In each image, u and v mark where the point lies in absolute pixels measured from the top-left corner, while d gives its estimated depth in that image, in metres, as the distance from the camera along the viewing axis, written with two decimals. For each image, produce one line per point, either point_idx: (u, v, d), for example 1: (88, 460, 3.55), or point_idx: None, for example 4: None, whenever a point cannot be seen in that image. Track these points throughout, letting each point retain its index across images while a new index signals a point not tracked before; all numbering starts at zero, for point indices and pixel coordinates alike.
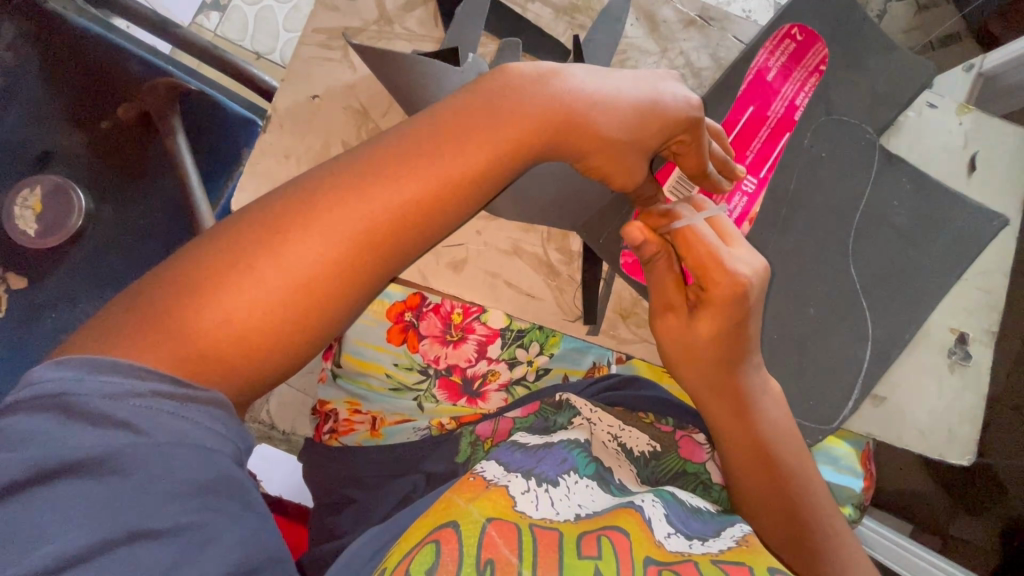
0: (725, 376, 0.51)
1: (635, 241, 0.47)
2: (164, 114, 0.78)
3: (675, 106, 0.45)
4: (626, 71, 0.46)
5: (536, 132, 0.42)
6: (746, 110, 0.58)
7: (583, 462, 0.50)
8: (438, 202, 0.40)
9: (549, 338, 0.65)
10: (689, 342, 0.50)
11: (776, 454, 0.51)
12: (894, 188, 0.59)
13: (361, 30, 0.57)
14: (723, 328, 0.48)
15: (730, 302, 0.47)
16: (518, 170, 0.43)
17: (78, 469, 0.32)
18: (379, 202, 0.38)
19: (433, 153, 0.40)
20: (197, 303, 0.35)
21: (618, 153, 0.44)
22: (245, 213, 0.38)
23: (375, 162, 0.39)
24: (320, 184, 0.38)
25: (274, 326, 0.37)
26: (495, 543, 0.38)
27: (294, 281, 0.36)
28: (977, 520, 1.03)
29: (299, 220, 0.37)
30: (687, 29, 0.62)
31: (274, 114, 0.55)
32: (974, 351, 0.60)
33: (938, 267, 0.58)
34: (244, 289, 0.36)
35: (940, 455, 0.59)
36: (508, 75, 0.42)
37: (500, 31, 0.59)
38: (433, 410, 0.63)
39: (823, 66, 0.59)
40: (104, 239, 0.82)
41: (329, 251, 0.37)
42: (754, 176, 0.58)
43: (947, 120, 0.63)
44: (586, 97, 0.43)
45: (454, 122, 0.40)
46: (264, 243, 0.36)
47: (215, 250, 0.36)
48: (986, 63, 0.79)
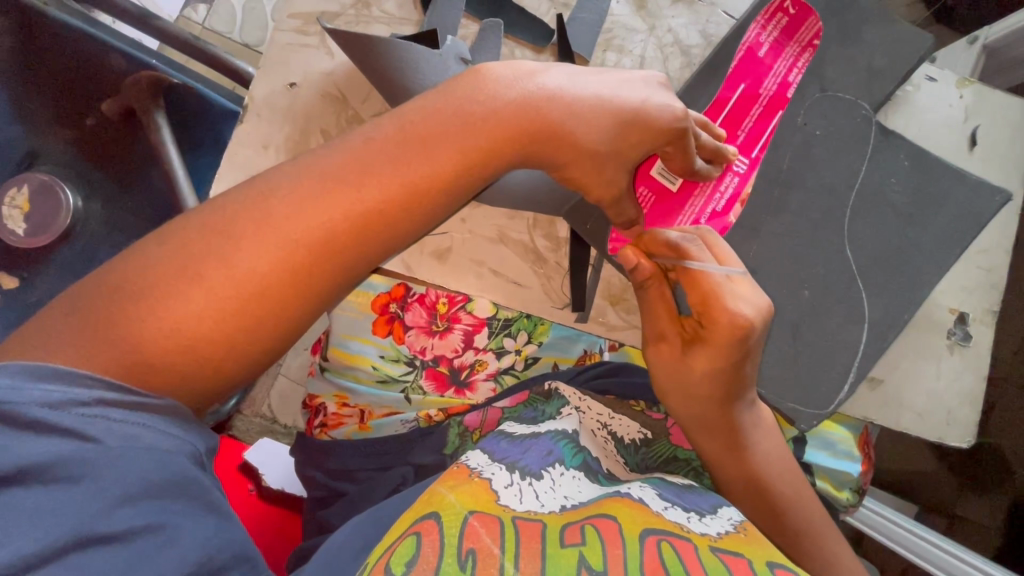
0: (712, 412, 0.50)
1: (628, 263, 0.49)
2: (146, 108, 0.76)
3: (660, 116, 0.44)
4: (611, 74, 0.46)
5: (505, 138, 0.41)
6: (737, 88, 0.56)
7: (570, 453, 0.49)
8: (399, 210, 0.39)
9: (538, 327, 0.64)
10: (683, 377, 0.50)
11: (768, 484, 0.52)
12: (891, 164, 0.57)
13: (338, 15, 0.56)
14: (720, 367, 0.47)
15: (727, 342, 0.46)
16: (488, 175, 0.42)
17: (30, 476, 0.32)
18: (337, 211, 0.37)
19: (397, 156, 0.39)
20: (143, 311, 0.34)
21: (593, 162, 0.44)
22: (194, 216, 0.37)
23: (336, 171, 0.38)
24: (278, 187, 0.37)
25: (228, 338, 0.36)
26: (478, 532, 0.37)
27: (240, 290, 0.36)
28: (984, 501, 1.02)
29: (253, 228, 0.36)
30: (675, 5, 0.60)
31: (250, 103, 0.53)
32: (973, 331, 0.58)
33: (938, 244, 0.56)
34: (192, 297, 0.35)
35: (938, 437, 0.57)
36: (482, 77, 0.42)
37: (482, 13, 0.57)
38: (420, 401, 0.62)
39: (817, 40, 0.57)
40: (91, 235, 0.81)
41: (280, 259, 0.36)
42: (745, 157, 0.56)
43: (947, 95, 0.61)
44: (564, 107, 0.43)
45: (420, 127, 0.40)
46: (216, 246, 0.36)
47: (167, 252, 0.36)
48: (990, 34, 0.78)
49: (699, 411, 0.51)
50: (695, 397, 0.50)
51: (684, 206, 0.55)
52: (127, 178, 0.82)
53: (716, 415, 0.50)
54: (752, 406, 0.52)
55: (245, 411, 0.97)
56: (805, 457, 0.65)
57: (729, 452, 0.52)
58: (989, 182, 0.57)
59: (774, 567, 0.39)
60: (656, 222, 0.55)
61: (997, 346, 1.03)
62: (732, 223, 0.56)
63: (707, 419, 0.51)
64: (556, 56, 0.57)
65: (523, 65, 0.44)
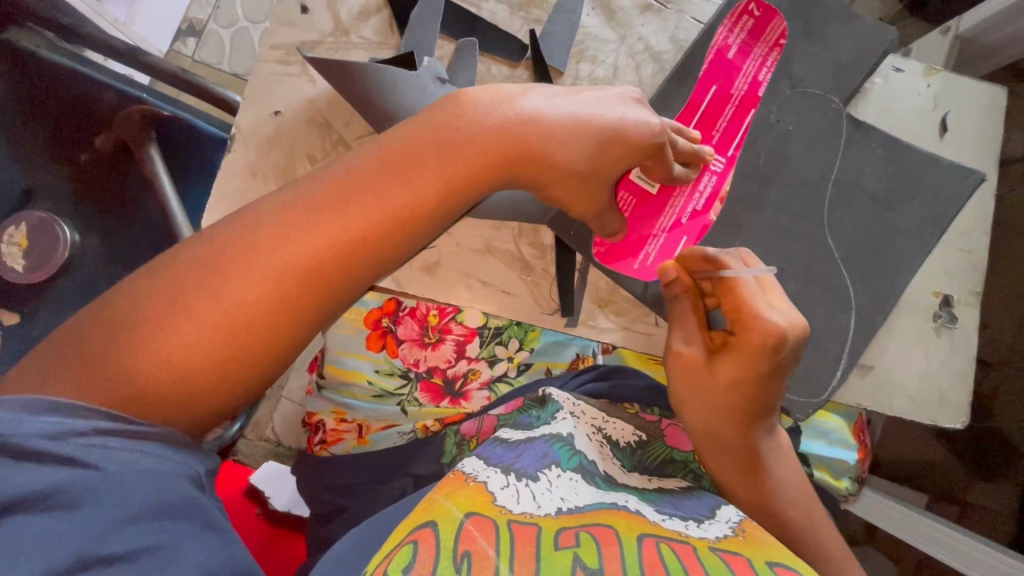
0: (736, 425, 0.52)
1: (666, 276, 0.51)
2: (139, 142, 0.78)
3: (637, 132, 0.46)
4: (585, 93, 0.47)
5: (489, 163, 0.43)
6: (710, 89, 0.58)
7: (565, 456, 0.50)
8: (384, 236, 0.40)
9: (528, 333, 0.65)
10: (707, 385, 0.52)
11: (783, 505, 0.53)
12: (865, 154, 0.58)
13: (317, 43, 0.57)
14: (747, 376, 0.50)
15: (758, 352, 0.48)
16: (472, 196, 0.43)
17: (34, 502, 0.34)
18: (323, 239, 0.38)
19: (380, 182, 0.40)
20: (133, 344, 0.36)
21: (574, 181, 0.46)
22: (181, 249, 0.38)
23: (321, 198, 0.39)
24: (264, 217, 0.39)
25: (221, 366, 0.37)
26: (473, 536, 0.38)
27: (231, 319, 0.37)
28: (994, 485, 1.02)
29: (239, 258, 0.37)
30: (644, 14, 0.62)
31: (237, 132, 0.55)
32: (959, 313, 0.59)
33: (915, 229, 0.57)
34: (182, 328, 0.36)
35: (933, 421, 0.58)
36: (460, 103, 0.43)
37: (458, 32, 0.59)
38: (417, 413, 0.63)
39: (784, 39, 0.59)
40: (90, 269, 0.83)
41: (269, 288, 0.37)
42: (721, 156, 0.58)
43: (914, 83, 0.63)
44: (544, 129, 0.44)
45: (401, 155, 0.41)
46: (204, 278, 0.37)
47: (155, 285, 0.37)
48: (963, 24, 0.80)
49: (725, 425, 0.52)
50: (718, 406, 0.51)
51: (665, 206, 0.57)
52: (121, 210, 0.83)
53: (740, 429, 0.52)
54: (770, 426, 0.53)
55: (249, 435, 0.98)
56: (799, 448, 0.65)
57: (752, 471, 0.53)
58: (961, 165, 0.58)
59: (774, 565, 0.40)
60: (639, 224, 0.56)
61: (996, 328, 1.05)
62: (713, 220, 0.56)
63: (733, 434, 0.52)
64: (532, 69, 0.59)
65: (502, 89, 0.45)
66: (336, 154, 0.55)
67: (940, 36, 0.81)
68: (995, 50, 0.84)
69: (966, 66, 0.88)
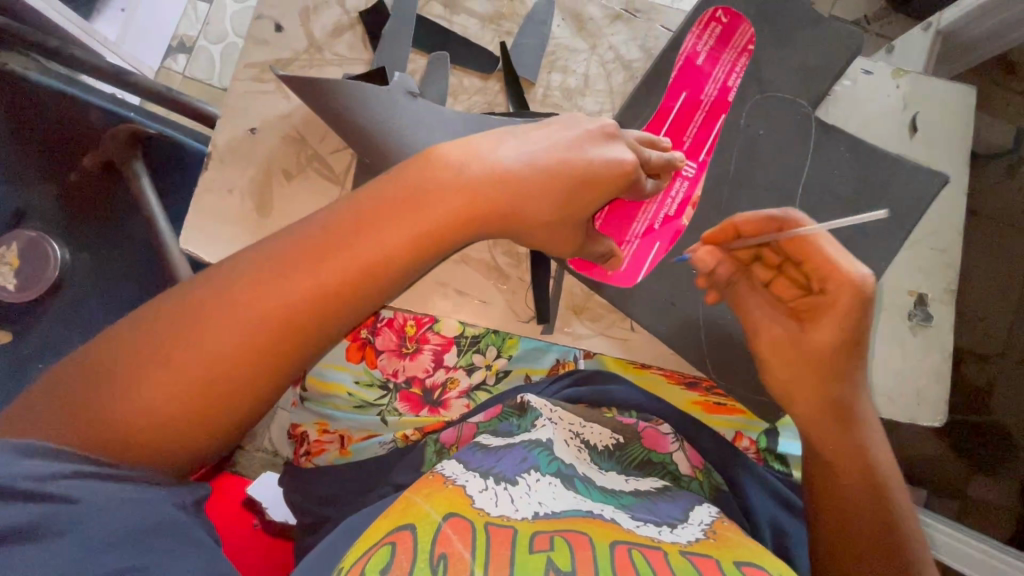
0: (828, 388, 0.49)
1: (704, 258, 0.52)
2: (125, 160, 0.80)
3: (609, 174, 0.47)
4: (559, 136, 0.48)
5: (464, 214, 0.43)
6: (679, 97, 0.59)
7: (545, 461, 0.50)
8: (358, 290, 0.41)
9: (506, 341, 0.67)
10: (803, 353, 0.50)
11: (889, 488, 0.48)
12: (833, 157, 0.59)
13: (291, 61, 0.58)
14: (841, 337, 0.49)
15: (856, 303, 0.47)
16: (447, 247, 0.44)
17: (12, 538, 0.34)
18: (300, 293, 0.39)
19: (353, 238, 0.41)
20: (117, 394, 0.37)
21: (548, 227, 0.47)
22: (164, 300, 0.40)
23: (298, 252, 0.40)
24: (243, 272, 0.40)
25: (201, 415, 0.38)
26: (450, 538, 0.39)
27: (207, 373, 0.38)
28: (995, 480, 1.02)
29: (217, 313, 0.38)
30: (614, 24, 0.62)
31: (214, 151, 0.56)
32: (934, 311, 0.60)
33: (887, 229, 0.58)
34: (162, 379, 0.37)
35: (911, 419, 0.59)
36: (436, 158, 0.44)
37: (429, 45, 0.60)
38: (397, 422, 0.63)
39: (752, 45, 0.60)
40: (80, 287, 0.84)
41: (247, 342, 0.38)
42: (693, 161, 0.59)
43: (884, 85, 0.64)
44: (518, 180, 0.45)
45: (375, 210, 0.42)
46: (185, 330, 0.38)
47: (137, 336, 0.38)
48: (944, 20, 0.80)
49: (817, 387, 0.50)
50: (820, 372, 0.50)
51: (638, 212, 0.58)
52: (109, 228, 0.85)
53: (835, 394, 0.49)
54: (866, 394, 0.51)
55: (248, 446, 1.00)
56: (778, 448, 0.66)
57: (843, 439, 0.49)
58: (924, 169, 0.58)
59: (742, 566, 0.41)
60: (611, 231, 0.58)
61: (990, 322, 1.05)
62: (685, 225, 0.58)
63: (833, 396, 0.49)
64: (503, 81, 0.60)
65: (476, 143, 0.46)
66: (312, 170, 0.57)
67: (921, 32, 0.82)
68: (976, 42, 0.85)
69: (949, 58, 0.89)
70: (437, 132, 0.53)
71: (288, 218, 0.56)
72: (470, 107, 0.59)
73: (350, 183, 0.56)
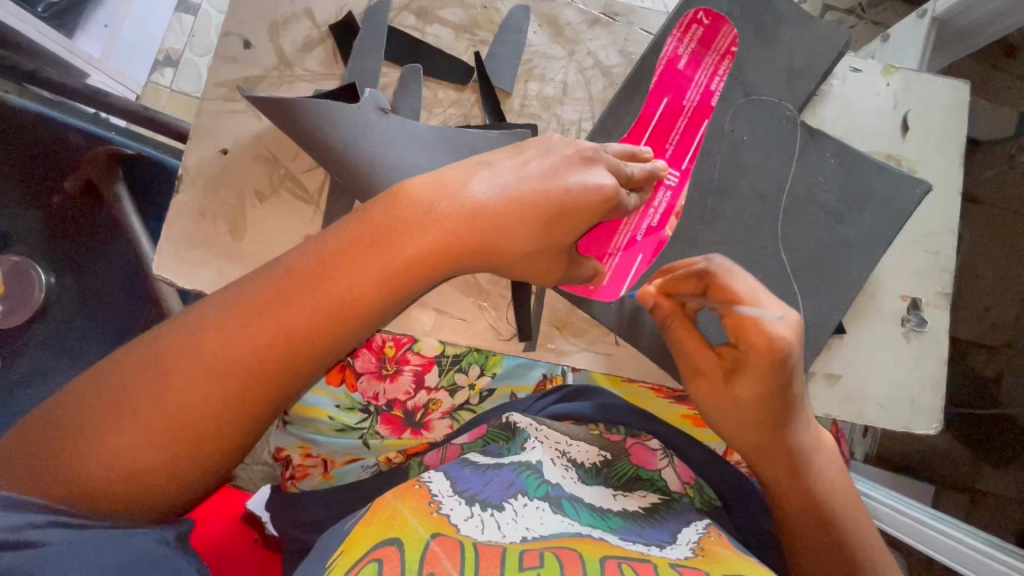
0: (770, 433, 0.50)
1: (647, 302, 0.52)
2: (106, 182, 0.79)
3: (588, 201, 0.44)
4: (535, 165, 0.45)
5: (431, 253, 0.41)
6: (661, 102, 0.57)
7: (533, 484, 0.49)
8: (324, 334, 0.40)
9: (489, 359, 0.67)
10: (731, 404, 0.50)
11: (835, 513, 0.50)
12: (818, 164, 0.57)
13: (260, 79, 0.57)
14: (766, 391, 0.47)
15: (772, 363, 0.46)
16: (416, 287, 0.42)
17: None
18: (261, 341, 0.38)
19: (319, 282, 0.39)
20: (79, 449, 0.36)
21: (525, 259, 0.45)
22: (128, 350, 0.39)
23: (258, 301, 0.39)
24: (204, 322, 0.38)
25: (166, 467, 0.37)
26: (438, 557, 0.38)
27: (171, 424, 0.37)
28: (1005, 472, 1.00)
29: (177, 366, 0.37)
30: (592, 28, 0.61)
31: (184, 174, 0.55)
32: (928, 316, 0.59)
33: (876, 234, 0.57)
34: (122, 433, 0.36)
35: (904, 427, 0.58)
36: (403, 198, 0.42)
37: (401, 59, 0.59)
38: (379, 446, 0.63)
39: (735, 46, 0.58)
40: (69, 310, 0.83)
41: (208, 393, 0.37)
42: (676, 169, 0.57)
43: (874, 83, 0.62)
44: (489, 216, 0.43)
45: (337, 256, 0.40)
46: (147, 382, 0.37)
47: (99, 387, 0.37)
48: (938, 7, 0.79)
49: (754, 432, 0.50)
50: (756, 420, 0.49)
51: (619, 226, 0.56)
52: (94, 250, 0.84)
53: (779, 435, 0.50)
54: (809, 424, 0.51)
55: None
56: None
57: (794, 474, 0.51)
58: (908, 175, 0.58)
59: None
60: (592, 247, 0.56)
61: (997, 313, 1.02)
62: (668, 237, 0.56)
63: (769, 439, 0.50)
64: (478, 92, 0.58)
65: (449, 175, 0.43)
66: (285, 190, 0.55)
67: (916, 19, 0.81)
68: (973, 31, 0.82)
69: (945, 48, 0.87)
70: (408, 148, 0.52)
71: (260, 241, 0.54)
72: (445, 121, 0.58)
73: (324, 203, 0.55)
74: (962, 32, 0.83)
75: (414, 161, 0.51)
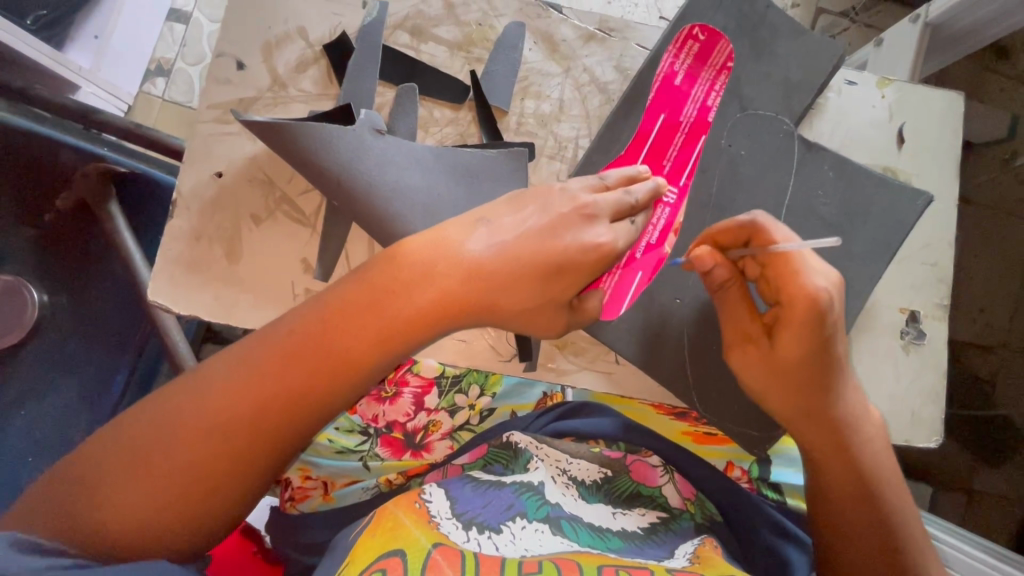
0: (818, 399, 0.47)
1: (703, 267, 0.48)
2: (100, 201, 0.78)
3: (586, 258, 0.44)
4: (534, 222, 0.44)
5: (432, 313, 0.41)
6: (658, 119, 0.57)
7: (532, 506, 0.49)
8: (327, 391, 0.40)
9: (488, 379, 0.67)
10: (777, 372, 0.48)
11: (877, 485, 0.49)
12: (817, 178, 0.57)
13: (254, 100, 0.56)
14: (810, 350, 0.46)
15: (814, 319, 0.44)
16: (418, 343, 0.42)
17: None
18: (267, 398, 0.39)
19: (322, 343, 0.40)
20: (98, 506, 0.37)
21: (529, 316, 0.44)
22: (140, 409, 0.39)
23: (263, 363, 0.39)
24: (212, 382, 0.39)
25: (182, 518, 0.38)
26: (440, 565, 0.39)
27: (182, 483, 0.38)
28: (1000, 471, 1.00)
29: (189, 424, 0.38)
30: (587, 44, 0.61)
31: (179, 198, 0.54)
32: (926, 328, 0.60)
33: (875, 248, 0.57)
34: (137, 491, 0.37)
35: (906, 440, 0.58)
36: (403, 257, 0.42)
37: (397, 78, 0.58)
38: (379, 467, 0.63)
39: (730, 62, 0.57)
40: (60, 330, 0.81)
41: (218, 450, 0.38)
42: (674, 186, 0.57)
43: (869, 96, 0.62)
44: (488, 275, 0.42)
45: (338, 318, 0.40)
46: (159, 440, 0.38)
47: (114, 445, 0.38)
48: (931, 12, 0.79)
49: (794, 400, 0.48)
50: (799, 386, 0.47)
51: None
52: (87, 265, 0.83)
53: (823, 408, 0.48)
54: (852, 391, 0.49)
55: None
56: (771, 476, 0.65)
57: (836, 449, 0.49)
58: (906, 189, 0.58)
59: None
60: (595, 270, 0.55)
61: (992, 313, 1.03)
62: (668, 254, 0.55)
63: (809, 410, 0.48)
64: (474, 111, 0.58)
65: (447, 231, 0.43)
66: (281, 213, 0.55)
67: (908, 24, 0.81)
68: (965, 37, 0.83)
69: (937, 52, 0.88)
70: (406, 169, 0.52)
71: (258, 265, 0.54)
72: (441, 140, 0.58)
73: (321, 226, 0.55)
74: (954, 38, 0.84)
75: (411, 183, 0.51)
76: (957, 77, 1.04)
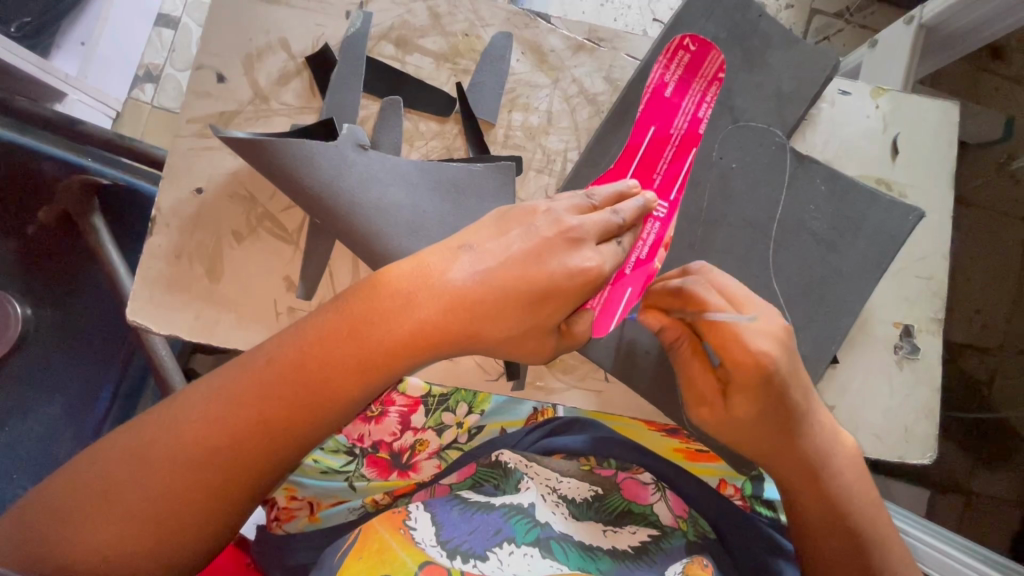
0: (785, 442, 0.47)
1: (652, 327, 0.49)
2: (83, 212, 0.77)
3: (572, 283, 0.42)
4: (519, 246, 0.43)
5: (407, 344, 0.41)
6: (648, 131, 0.55)
7: (521, 530, 0.48)
8: (301, 422, 0.41)
9: (476, 397, 0.66)
10: (733, 428, 0.48)
11: (856, 521, 0.48)
12: (809, 191, 0.56)
13: (236, 114, 0.55)
14: (762, 406, 0.46)
15: (759, 380, 0.45)
16: (393, 374, 0.42)
17: None
18: (242, 430, 0.40)
19: (297, 378, 0.41)
20: (72, 534, 0.38)
21: (512, 341, 0.43)
22: (117, 437, 0.40)
23: (240, 395, 0.40)
24: (189, 412, 0.40)
25: (153, 546, 0.39)
26: None
27: (153, 513, 0.39)
28: (998, 474, 1.00)
29: (164, 455, 0.39)
30: (576, 55, 0.60)
31: (158, 215, 0.53)
32: (921, 342, 0.59)
33: (868, 262, 0.56)
34: (112, 519, 0.38)
35: (899, 456, 0.58)
36: (382, 287, 0.42)
37: (382, 90, 0.57)
38: (365, 488, 0.62)
39: (722, 73, 0.56)
40: (44, 344, 0.80)
41: (193, 480, 0.39)
42: (664, 201, 0.55)
43: (863, 105, 0.61)
44: (467, 305, 0.41)
45: (316, 351, 0.41)
46: (134, 469, 0.39)
47: (90, 473, 0.39)
48: (926, 13, 0.78)
49: (758, 445, 0.48)
50: (762, 434, 0.48)
51: None
52: (71, 278, 0.82)
53: (794, 446, 0.48)
54: (826, 431, 0.49)
55: None
56: (764, 494, 0.65)
57: (811, 484, 0.48)
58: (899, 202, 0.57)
59: None
60: None
61: (989, 317, 1.02)
62: (657, 269, 0.53)
63: (776, 452, 0.48)
64: (461, 123, 0.57)
65: (429, 260, 0.42)
66: (263, 230, 0.54)
67: (903, 26, 0.80)
68: (960, 38, 0.82)
69: (931, 54, 0.87)
70: (390, 186, 0.50)
71: (239, 283, 0.53)
72: (427, 154, 0.57)
73: (304, 243, 0.54)
74: (948, 39, 0.83)
75: (395, 200, 0.50)
76: (952, 78, 1.03)
